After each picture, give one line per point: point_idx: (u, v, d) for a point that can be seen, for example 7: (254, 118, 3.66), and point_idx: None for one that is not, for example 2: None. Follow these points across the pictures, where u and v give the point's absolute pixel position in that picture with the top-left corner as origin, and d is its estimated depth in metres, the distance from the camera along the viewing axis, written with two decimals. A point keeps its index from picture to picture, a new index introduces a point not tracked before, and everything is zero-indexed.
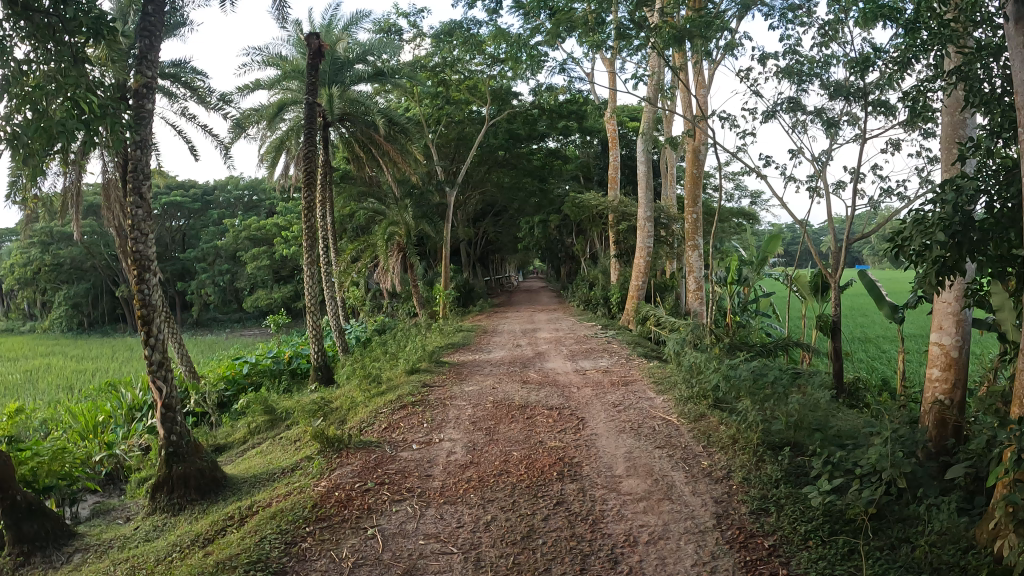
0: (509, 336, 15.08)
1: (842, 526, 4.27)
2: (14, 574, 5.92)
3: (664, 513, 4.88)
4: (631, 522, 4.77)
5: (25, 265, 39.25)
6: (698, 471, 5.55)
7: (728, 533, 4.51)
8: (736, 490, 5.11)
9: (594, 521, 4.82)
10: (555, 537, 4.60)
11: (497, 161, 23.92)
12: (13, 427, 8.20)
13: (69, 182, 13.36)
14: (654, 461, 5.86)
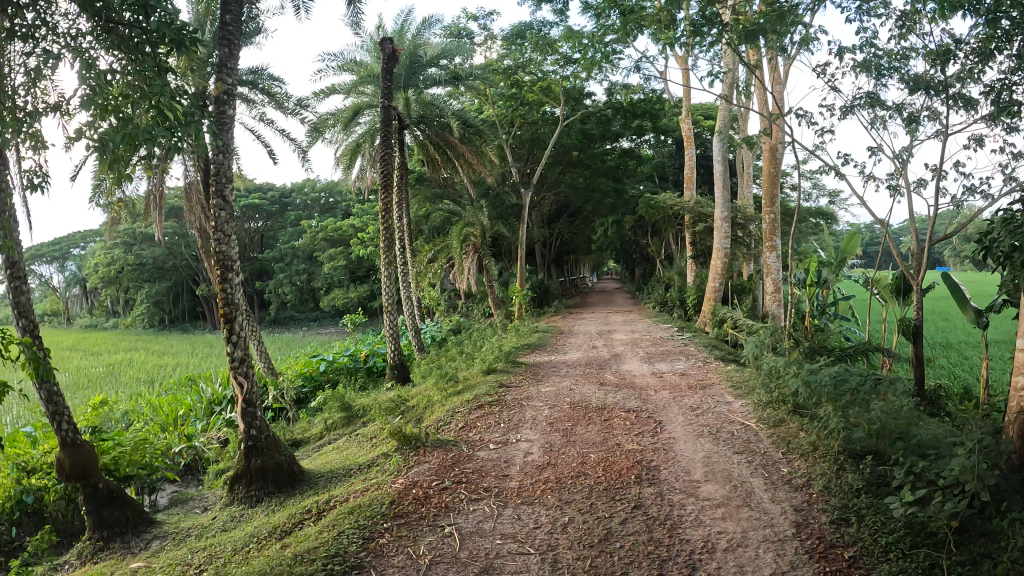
0: (585, 337, 15.07)
1: (924, 539, 4.17)
2: (94, 558, 6.46)
3: (744, 520, 4.84)
4: (710, 528, 4.75)
5: (109, 265, 40.52)
6: (778, 478, 5.48)
7: (807, 542, 4.46)
8: (816, 498, 5.04)
9: (672, 526, 4.80)
10: (633, 541, 4.60)
11: (571, 161, 23.90)
12: (98, 420, 8.79)
13: (154, 186, 13.80)
14: (733, 467, 5.81)
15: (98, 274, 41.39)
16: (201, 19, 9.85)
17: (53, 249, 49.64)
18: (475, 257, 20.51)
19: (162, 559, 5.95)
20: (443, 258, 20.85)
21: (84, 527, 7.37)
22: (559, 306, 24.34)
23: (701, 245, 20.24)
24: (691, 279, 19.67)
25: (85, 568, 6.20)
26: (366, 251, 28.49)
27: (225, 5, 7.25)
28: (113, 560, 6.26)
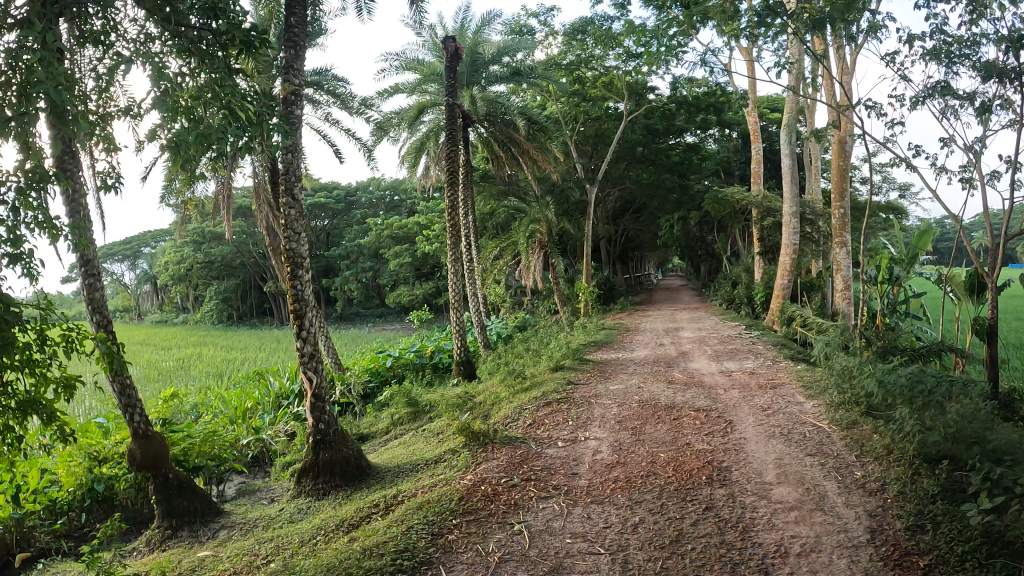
0: (652, 334, 14.98)
1: (1001, 548, 3.98)
2: (163, 545, 6.88)
3: (817, 524, 4.78)
4: (782, 532, 4.70)
5: (180, 263, 41.44)
6: (852, 482, 5.40)
7: (882, 549, 4.39)
8: (892, 504, 4.94)
9: (744, 529, 4.76)
10: (704, 543, 4.58)
11: (636, 157, 23.76)
12: (170, 412, 9.16)
13: (225, 187, 14.12)
14: (806, 470, 5.73)
15: (170, 272, 42.39)
16: (265, 23, 10.06)
17: (125, 248, 50.98)
18: (541, 253, 20.52)
19: (230, 549, 6.22)
20: (508, 255, 20.92)
21: (152, 514, 7.79)
22: (625, 302, 24.21)
23: (769, 240, 19.96)
24: (759, 275, 19.42)
25: (155, 555, 6.61)
26: (431, 247, 28.69)
27: (290, 8, 7.38)
28: (182, 548, 6.65)
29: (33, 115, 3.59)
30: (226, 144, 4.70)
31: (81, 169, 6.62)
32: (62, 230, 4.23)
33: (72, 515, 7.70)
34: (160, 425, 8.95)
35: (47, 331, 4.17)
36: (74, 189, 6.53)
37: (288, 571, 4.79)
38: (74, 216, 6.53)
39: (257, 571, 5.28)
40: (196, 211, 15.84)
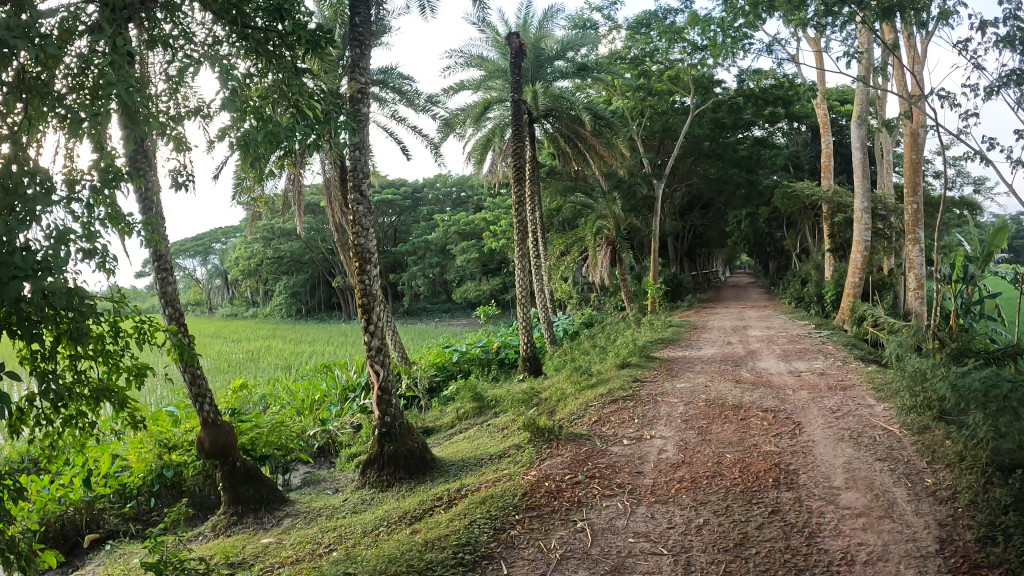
0: (719, 333, 14.82)
1: None
2: (229, 531, 7.07)
3: (885, 532, 4.68)
4: (849, 538, 4.61)
5: (250, 259, 42.24)
6: (922, 490, 5.27)
7: (951, 561, 4.28)
8: (962, 514, 4.81)
9: (810, 534, 4.68)
10: (768, 548, 4.51)
11: (703, 152, 23.50)
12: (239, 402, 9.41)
13: (295, 184, 14.33)
14: (875, 475, 5.61)
15: (240, 267, 43.23)
16: (330, 23, 10.23)
17: (197, 245, 52.16)
18: (609, 249, 20.36)
19: (294, 536, 6.36)
20: (575, 251, 20.88)
21: (219, 502, 8.39)
22: (691, 300, 23.98)
23: (840, 237, 19.57)
24: (829, 273, 19.06)
25: (221, 540, 6.81)
26: (497, 243, 28.75)
27: (354, 8, 7.45)
28: (246, 534, 6.83)
29: (108, 114, 3.52)
30: (295, 142, 4.66)
31: (154, 167, 6.83)
32: (139, 226, 4.21)
33: (141, 499, 8.21)
34: (229, 414, 9.22)
35: (120, 322, 4.22)
36: (147, 186, 6.73)
37: (350, 560, 4.86)
38: (147, 214, 6.74)
39: (320, 559, 5.37)
40: (267, 207, 16.12)
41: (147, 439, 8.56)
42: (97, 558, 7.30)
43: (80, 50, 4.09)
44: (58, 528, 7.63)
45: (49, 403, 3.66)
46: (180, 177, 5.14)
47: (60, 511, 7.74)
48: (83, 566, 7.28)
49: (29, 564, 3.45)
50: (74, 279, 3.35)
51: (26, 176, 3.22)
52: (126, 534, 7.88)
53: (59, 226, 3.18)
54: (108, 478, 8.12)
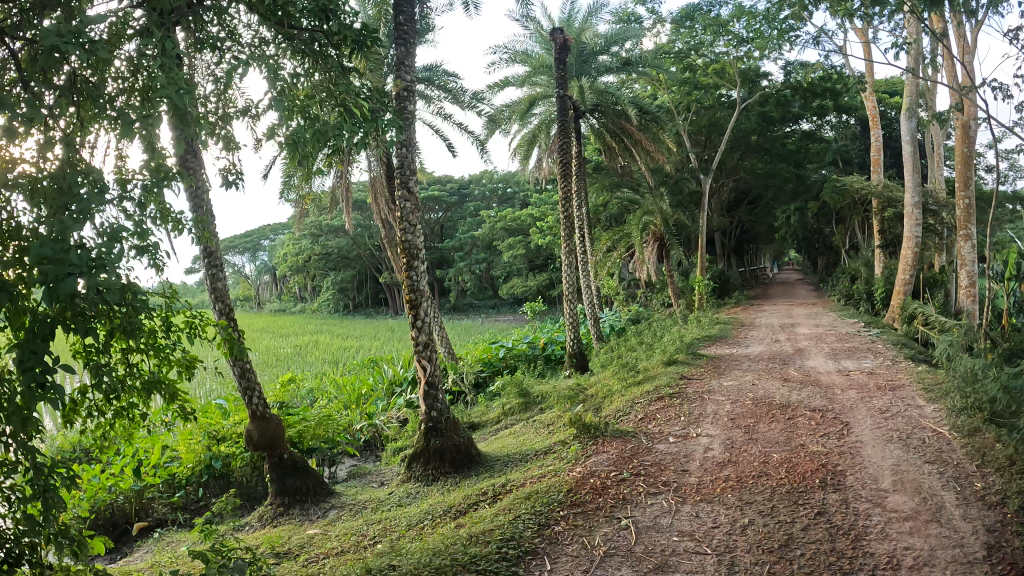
0: (767, 330, 14.67)
1: None
2: (275, 521, 7.18)
3: (932, 537, 4.59)
4: (895, 542, 4.53)
5: (298, 255, 42.68)
6: (971, 494, 5.17)
7: (999, 567, 4.18)
8: (1012, 520, 4.71)
9: (856, 537, 4.61)
10: (813, 550, 4.45)
11: (750, 146, 23.26)
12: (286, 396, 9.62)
13: (343, 181, 14.46)
14: (923, 478, 5.52)
15: (289, 263, 43.68)
16: (374, 21, 10.31)
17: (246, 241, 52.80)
18: (656, 247, 20.73)
19: (339, 528, 6.43)
20: (623, 246, 20.79)
21: (265, 492, 8.41)
22: (739, 296, 23.77)
23: (890, 233, 19.25)
24: (879, 270, 18.77)
25: (267, 529, 6.93)
26: (543, 239, 28.72)
27: (398, 7, 7.49)
28: (292, 524, 6.93)
29: (159, 116, 3.56)
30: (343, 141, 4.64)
31: (204, 165, 6.95)
32: (189, 224, 4.27)
33: (189, 489, 8.48)
34: (277, 408, 9.50)
35: (172, 317, 4.29)
36: (197, 185, 6.85)
37: (394, 553, 4.90)
38: (197, 212, 6.86)
39: (364, 551, 5.42)
40: (315, 205, 16.25)
41: (197, 432, 8.77)
42: (145, 545, 7.53)
43: (129, 54, 4.16)
44: (108, 516, 7.94)
45: (102, 396, 3.73)
46: (231, 176, 5.22)
47: (111, 500, 8.07)
48: (133, 552, 7.50)
49: (83, 550, 3.55)
50: (128, 276, 3.41)
51: (83, 176, 3.30)
52: (174, 523, 8.13)
53: (112, 224, 3.25)
54: (158, 469, 8.48)
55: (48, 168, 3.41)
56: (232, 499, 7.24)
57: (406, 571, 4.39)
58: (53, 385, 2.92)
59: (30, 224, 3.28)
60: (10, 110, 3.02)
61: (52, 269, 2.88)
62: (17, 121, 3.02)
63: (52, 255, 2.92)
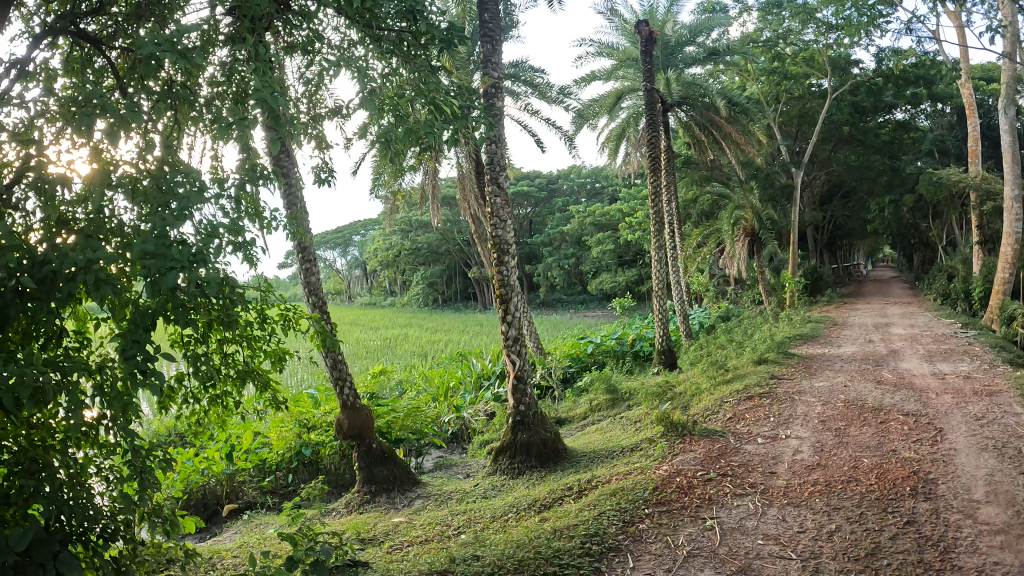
0: (860, 330, 14.31)
1: None
2: (362, 508, 7.33)
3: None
4: (985, 557, 4.32)
5: (389, 250, 43.41)
6: None
7: None
8: None
9: (945, 550, 4.42)
10: (902, 559, 4.31)
11: (842, 137, 22.71)
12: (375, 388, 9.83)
13: (432, 177, 14.62)
14: (1019, 489, 5.29)
15: (380, 258, 44.47)
16: (459, 20, 10.39)
17: (339, 237, 53.97)
18: (748, 243, 20.15)
19: (423, 517, 6.52)
20: (712, 241, 20.54)
21: (353, 480, 8.55)
22: (831, 293, 23.23)
23: (989, 228, 18.55)
24: (977, 267, 18.11)
25: (353, 516, 7.07)
26: (631, 234, 28.58)
27: (483, 4, 7.52)
28: (378, 512, 7.05)
29: (251, 120, 3.64)
30: (434, 139, 4.59)
31: (297, 163, 7.15)
32: (282, 220, 4.37)
33: (279, 474, 8.74)
34: (368, 399, 9.75)
35: (266, 312, 4.42)
36: (291, 182, 7.03)
37: (478, 544, 4.95)
38: (291, 209, 7.06)
39: (448, 541, 5.49)
40: (406, 201, 16.50)
41: (289, 419, 9.01)
42: (234, 526, 7.76)
43: (222, 59, 4.28)
44: (199, 497, 8.24)
45: (197, 386, 3.86)
46: (324, 174, 5.23)
47: (202, 481, 8.37)
48: (221, 532, 7.74)
49: (174, 529, 3.67)
50: (225, 270, 3.53)
51: (181, 175, 3.41)
52: (263, 505, 8.34)
53: (209, 222, 3.35)
54: (249, 454, 8.75)
55: (146, 169, 3.53)
56: (321, 486, 7.42)
57: (490, 562, 4.45)
58: (152, 373, 3.04)
59: (130, 221, 3.41)
60: (110, 115, 3.14)
61: (154, 264, 2.99)
62: (118, 125, 3.14)
63: (154, 251, 3.04)
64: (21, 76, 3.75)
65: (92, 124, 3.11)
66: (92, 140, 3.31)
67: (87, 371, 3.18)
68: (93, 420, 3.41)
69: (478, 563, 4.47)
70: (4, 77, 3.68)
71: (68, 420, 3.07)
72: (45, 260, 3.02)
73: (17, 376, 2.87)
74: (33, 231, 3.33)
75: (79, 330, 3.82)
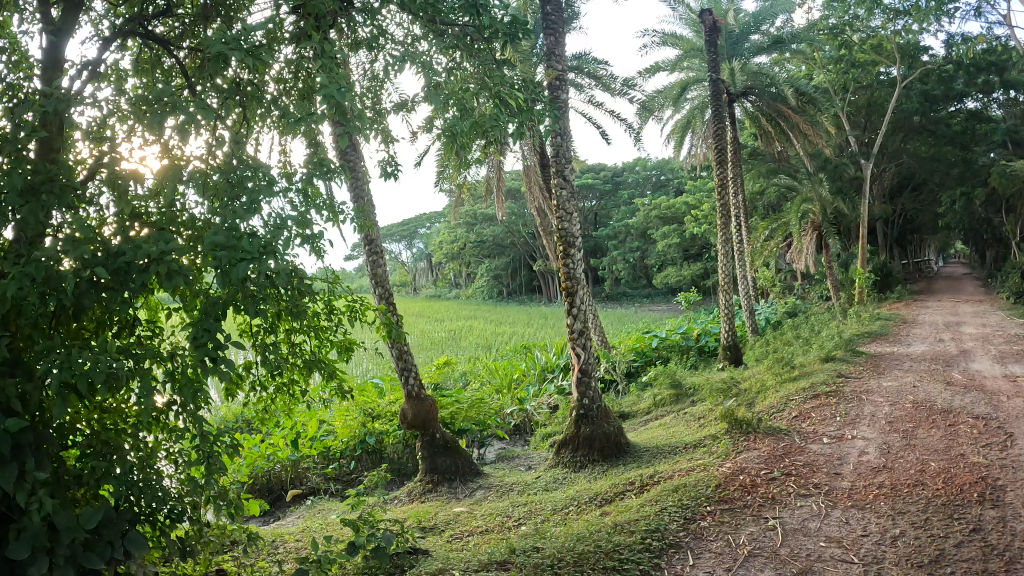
0: (931, 328, 13.98)
1: None
2: (424, 496, 7.41)
3: None
4: None
5: (454, 243, 43.65)
6: None
7: None
8: None
9: (1012, 558, 4.22)
10: (967, 567, 4.16)
11: (913, 128, 22.18)
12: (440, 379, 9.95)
13: (496, 170, 14.68)
14: None
15: (445, 251, 44.73)
16: (523, 12, 10.41)
17: (404, 229, 54.48)
18: (814, 236, 19.94)
19: (485, 507, 6.56)
20: (780, 235, 20.25)
21: (415, 469, 8.64)
22: (901, 290, 22.74)
23: None
24: None
25: (415, 504, 7.16)
26: (697, 228, 28.28)
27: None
28: (440, 501, 7.12)
29: (318, 115, 3.68)
30: (498, 131, 4.54)
31: (363, 157, 7.26)
32: (348, 213, 4.42)
33: (343, 461, 8.87)
34: (432, 389, 9.86)
35: (333, 302, 4.48)
36: (357, 175, 7.16)
37: (538, 535, 4.97)
38: (358, 201, 7.18)
39: (508, 531, 5.52)
40: (471, 194, 16.57)
41: (354, 408, 9.16)
42: (297, 511, 7.91)
43: (288, 56, 4.35)
44: (264, 482, 8.46)
45: (264, 374, 3.93)
46: (389, 169, 5.07)
47: (268, 467, 8.58)
48: (284, 516, 7.90)
49: (239, 511, 3.72)
50: (293, 262, 3.59)
51: (251, 170, 3.47)
52: (326, 491, 8.48)
53: (278, 215, 3.40)
54: (314, 441, 8.94)
55: (216, 164, 3.60)
56: (384, 474, 7.53)
57: (550, 554, 4.46)
58: (221, 359, 3.10)
59: (201, 215, 3.48)
60: (180, 111, 3.21)
61: (225, 254, 3.06)
62: (190, 121, 3.21)
63: (225, 242, 3.10)
64: (93, 77, 3.85)
65: (163, 120, 3.18)
66: (162, 137, 3.39)
67: (158, 358, 3.25)
68: (163, 406, 3.49)
69: (538, 555, 4.47)
70: (77, 79, 3.79)
71: (139, 405, 3.15)
72: (117, 251, 3.09)
73: (91, 362, 2.95)
74: (107, 225, 3.42)
75: (152, 320, 3.92)
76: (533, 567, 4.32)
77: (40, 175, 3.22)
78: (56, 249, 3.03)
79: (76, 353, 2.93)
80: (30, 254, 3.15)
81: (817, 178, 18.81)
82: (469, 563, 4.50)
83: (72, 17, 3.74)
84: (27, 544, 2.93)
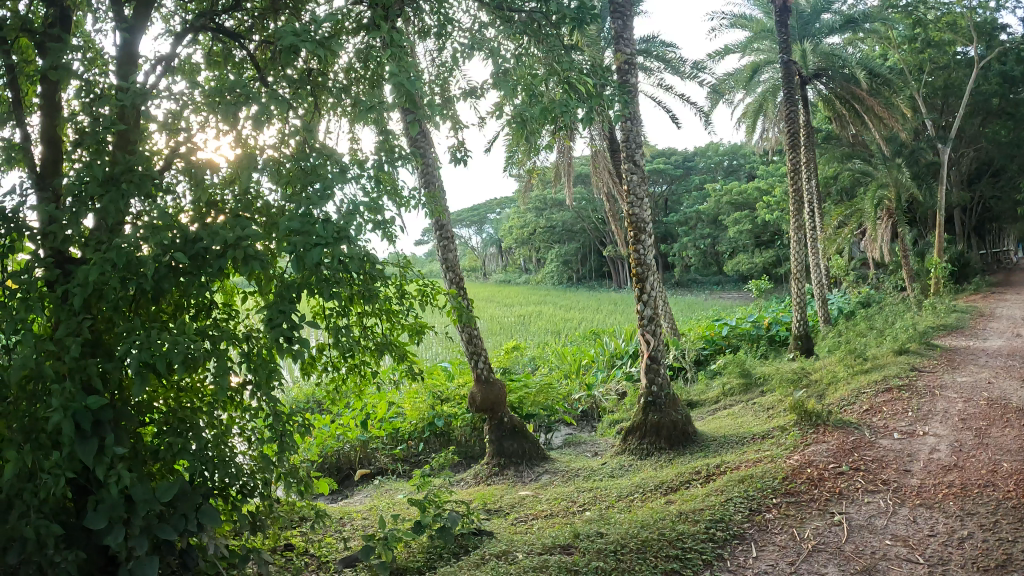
0: (1009, 321, 13.53)
1: None
2: (491, 479, 7.47)
3: None
4: None
5: (523, 227, 43.61)
6: None
7: None
8: None
9: None
10: None
11: (994, 112, 21.44)
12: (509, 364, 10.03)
13: (565, 154, 14.62)
14: None
15: (515, 235, 44.81)
16: None
17: (474, 214, 54.64)
18: (889, 223, 19.50)
19: (550, 492, 6.58)
20: (854, 222, 19.84)
21: (482, 452, 8.71)
22: (980, 281, 22.08)
23: None
24: None
25: (481, 487, 7.22)
26: (770, 214, 27.80)
27: None
28: (506, 485, 7.16)
29: (388, 104, 3.68)
30: (567, 118, 4.45)
31: (433, 143, 7.33)
32: (420, 199, 4.45)
33: (411, 442, 9.00)
34: (500, 373, 9.94)
35: (404, 286, 4.52)
36: (427, 160, 7.23)
37: (602, 522, 4.97)
38: (426, 187, 7.26)
39: (572, 516, 5.54)
40: (541, 179, 16.58)
41: (423, 390, 9.27)
42: (365, 490, 8.07)
43: (358, 46, 4.41)
44: (333, 461, 8.62)
45: (333, 354, 3.99)
46: (460, 154, 5.06)
47: (338, 447, 8.77)
48: (353, 495, 8.06)
49: (309, 489, 3.82)
50: (365, 247, 3.63)
51: (324, 159, 3.53)
52: (393, 472, 8.64)
53: (350, 201, 3.42)
54: (383, 422, 9.06)
55: (288, 152, 3.66)
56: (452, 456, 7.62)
57: (613, 540, 4.44)
58: (295, 341, 3.16)
59: (275, 201, 3.56)
60: (253, 101, 3.27)
61: (300, 239, 3.11)
62: (262, 112, 3.27)
63: (300, 229, 3.16)
64: (167, 71, 3.93)
65: (237, 110, 3.24)
66: (236, 127, 3.46)
67: (234, 340, 3.33)
68: (238, 385, 3.57)
69: (601, 541, 4.46)
70: (152, 73, 3.88)
71: (215, 384, 3.22)
72: (195, 237, 3.18)
73: (170, 343, 3.03)
74: (184, 212, 3.51)
75: (227, 302, 4.01)
76: (595, 552, 4.30)
77: (120, 166, 3.31)
78: (135, 235, 3.12)
79: (154, 334, 3.01)
80: (111, 241, 3.24)
81: (893, 164, 18.36)
82: (533, 547, 4.51)
83: (145, 14, 3.83)
84: (104, 515, 3.04)
